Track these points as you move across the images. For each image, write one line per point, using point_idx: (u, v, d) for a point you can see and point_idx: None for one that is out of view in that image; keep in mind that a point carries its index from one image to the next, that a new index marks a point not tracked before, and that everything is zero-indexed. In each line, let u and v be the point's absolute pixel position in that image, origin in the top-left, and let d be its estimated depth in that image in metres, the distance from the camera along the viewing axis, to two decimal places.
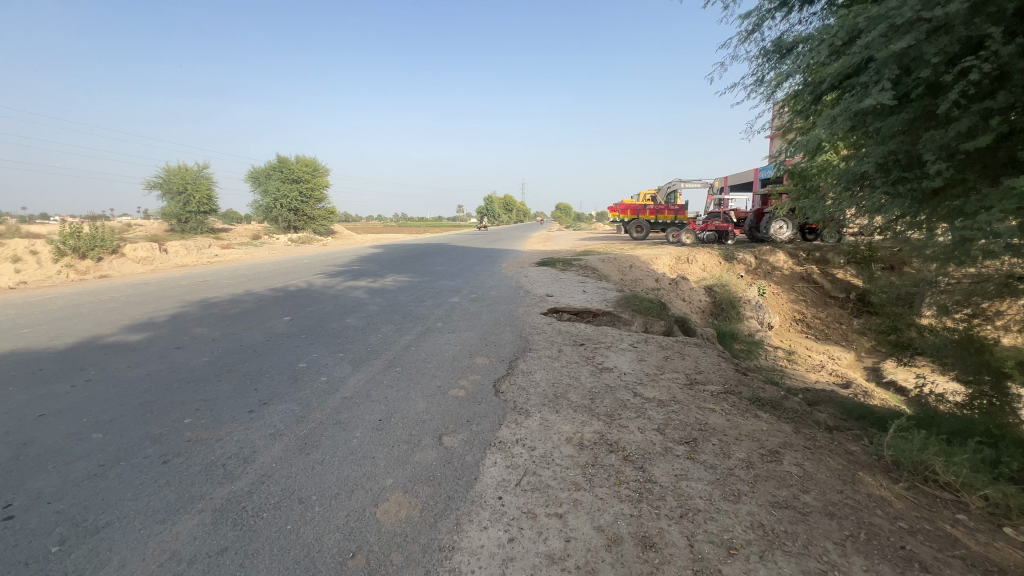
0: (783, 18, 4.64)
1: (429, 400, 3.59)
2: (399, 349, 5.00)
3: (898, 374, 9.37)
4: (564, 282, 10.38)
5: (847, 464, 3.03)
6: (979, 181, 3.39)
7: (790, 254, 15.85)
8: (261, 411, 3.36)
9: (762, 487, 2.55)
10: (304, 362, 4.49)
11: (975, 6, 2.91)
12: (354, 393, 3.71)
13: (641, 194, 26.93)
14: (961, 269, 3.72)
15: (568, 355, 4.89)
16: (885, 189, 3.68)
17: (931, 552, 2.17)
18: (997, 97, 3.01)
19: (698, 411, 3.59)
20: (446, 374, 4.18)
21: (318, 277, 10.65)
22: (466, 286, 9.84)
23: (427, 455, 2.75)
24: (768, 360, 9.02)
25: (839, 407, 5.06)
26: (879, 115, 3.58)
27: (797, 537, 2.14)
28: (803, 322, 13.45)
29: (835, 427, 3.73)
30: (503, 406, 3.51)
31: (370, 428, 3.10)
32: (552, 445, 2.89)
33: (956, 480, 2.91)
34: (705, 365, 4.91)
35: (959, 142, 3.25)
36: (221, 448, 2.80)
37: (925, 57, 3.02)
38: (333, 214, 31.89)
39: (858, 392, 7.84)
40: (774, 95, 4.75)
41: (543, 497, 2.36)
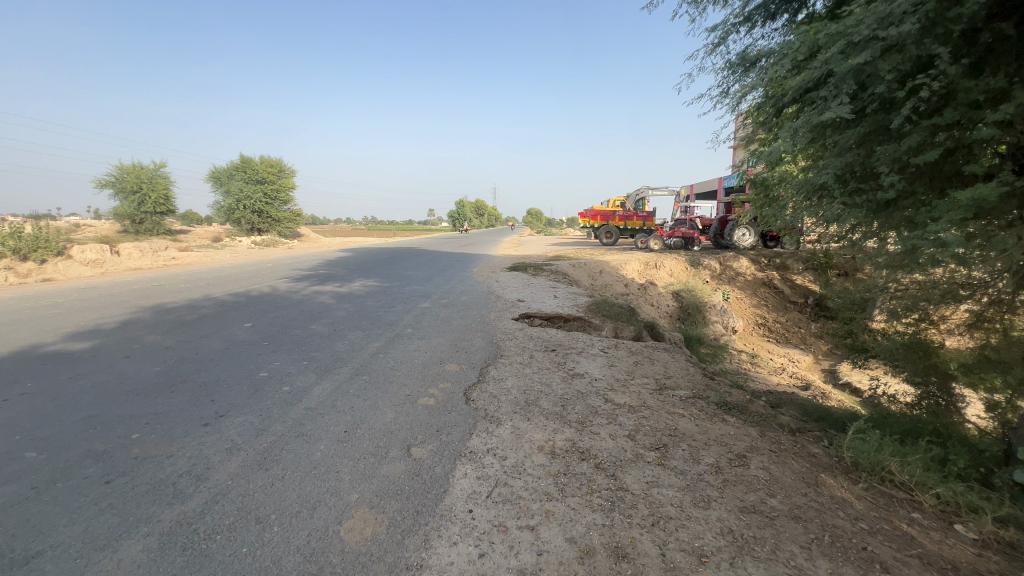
0: (747, 32, 4.77)
1: (397, 409, 3.49)
2: (366, 356, 4.85)
3: (854, 377, 9.78)
4: (536, 287, 10.37)
5: (811, 466, 3.12)
6: (927, 194, 3.57)
7: (752, 260, 16.38)
8: (217, 424, 3.18)
9: (732, 493, 2.58)
10: (266, 371, 4.30)
11: (925, 27, 3.04)
12: (318, 404, 3.56)
13: (611, 201, 27.40)
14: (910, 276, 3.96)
15: (539, 361, 4.86)
16: (843, 200, 3.84)
17: (890, 553, 2.23)
18: (944, 115, 3.17)
19: (667, 417, 3.63)
20: (416, 383, 4.07)
21: (282, 282, 10.29)
22: (436, 291, 9.70)
23: (394, 468, 2.66)
24: (733, 364, 9.26)
25: (800, 410, 5.23)
26: (838, 128, 3.70)
27: (765, 542, 2.16)
28: (765, 327, 13.91)
29: (797, 430, 3.84)
30: (474, 414, 3.44)
31: (335, 440, 2.98)
32: (523, 454, 2.85)
33: (909, 480, 3.06)
34: (673, 370, 4.98)
35: (910, 155, 3.40)
36: (172, 466, 2.62)
37: (880, 73, 3.13)
38: (299, 217, 31.04)
39: (816, 394, 8.15)
40: (739, 106, 4.88)
41: (514, 509, 2.31)
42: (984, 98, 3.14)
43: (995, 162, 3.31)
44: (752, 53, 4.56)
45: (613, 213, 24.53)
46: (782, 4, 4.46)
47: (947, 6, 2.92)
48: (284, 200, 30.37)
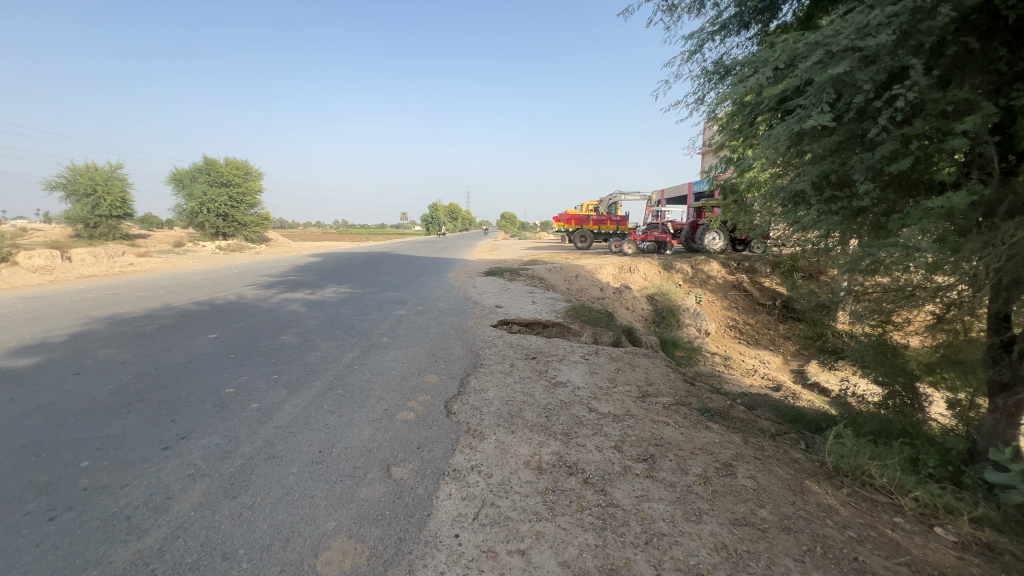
0: (723, 41, 4.82)
1: (375, 425, 3.32)
2: (340, 368, 4.64)
3: (821, 376, 10.08)
4: (513, 292, 10.28)
5: (795, 473, 3.12)
6: (897, 201, 3.66)
7: (723, 263, 16.75)
8: (179, 447, 2.95)
9: (722, 505, 2.53)
10: (233, 386, 4.05)
11: (898, 39, 3.11)
12: (289, 422, 3.36)
13: (585, 206, 27.63)
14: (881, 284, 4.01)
15: (520, 370, 4.76)
16: (820, 207, 3.86)
17: (881, 562, 2.23)
18: (916, 124, 3.23)
19: (652, 426, 3.58)
20: (394, 396, 3.91)
21: (249, 289, 9.87)
22: (411, 297, 9.49)
23: (374, 491, 2.51)
24: (707, 366, 9.39)
25: (775, 412, 5.31)
26: (814, 137, 3.73)
27: (760, 557, 2.12)
28: (736, 329, 14.25)
29: (777, 434, 3.87)
30: (456, 428, 3.32)
31: (308, 461, 2.81)
32: (510, 471, 2.74)
33: (889, 483, 3.10)
34: (654, 376, 4.96)
35: (884, 164, 3.45)
36: (127, 497, 2.40)
37: (858, 84, 3.16)
38: (266, 221, 30.13)
39: (787, 394, 8.35)
40: (714, 114, 4.90)
41: (502, 532, 2.20)
42: (951, 109, 3.25)
43: (960, 171, 3.43)
44: (727, 61, 4.59)
45: (587, 218, 24.74)
46: (755, 14, 4.52)
47: (920, 19, 3.00)
48: (250, 203, 29.40)
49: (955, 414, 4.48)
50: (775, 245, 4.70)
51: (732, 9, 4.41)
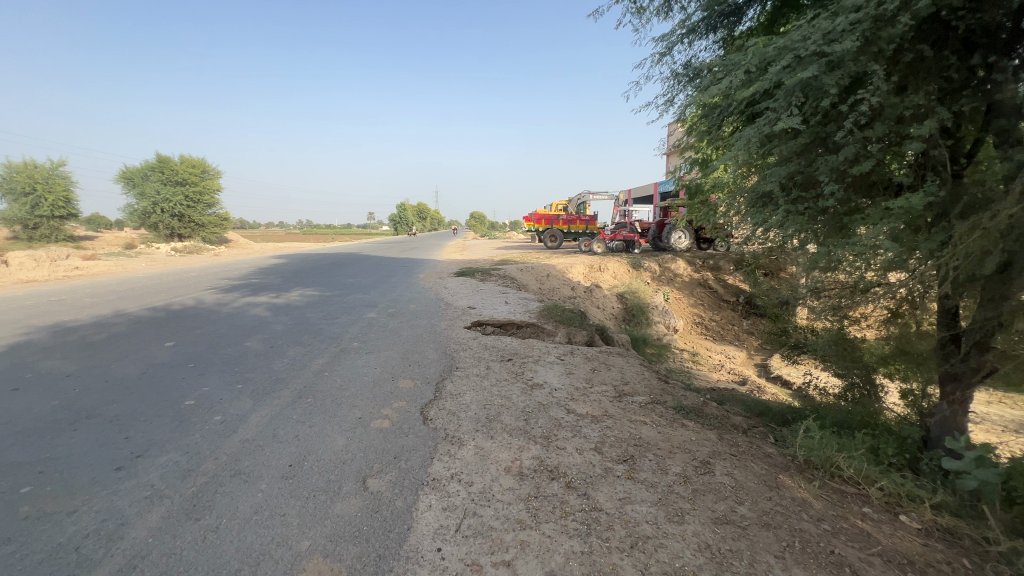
0: (692, 44, 4.90)
1: (348, 436, 3.19)
2: (309, 376, 4.45)
3: (784, 369, 10.47)
4: (486, 293, 10.21)
5: (769, 467, 3.19)
6: (858, 202, 3.78)
7: (689, 262, 17.17)
8: (133, 467, 2.74)
9: (702, 504, 2.55)
10: (193, 398, 3.81)
11: (861, 46, 3.22)
12: (256, 435, 3.19)
13: (554, 205, 27.79)
14: (836, 287, 4.13)
15: (496, 373, 4.70)
16: (787, 208, 3.94)
17: (855, 554, 2.29)
18: (877, 128, 3.35)
19: (630, 426, 3.59)
20: (367, 404, 3.77)
21: (209, 294, 9.42)
22: (382, 299, 9.28)
23: (350, 505, 2.40)
24: (676, 363, 9.59)
25: (744, 406, 5.46)
26: (781, 139, 3.82)
27: (742, 555, 2.14)
28: (702, 325, 14.64)
29: (749, 430, 3.96)
30: (433, 435, 3.23)
31: (278, 477, 2.66)
32: (490, 478, 2.68)
33: (857, 474, 3.21)
34: (630, 375, 4.99)
35: (847, 166, 3.56)
36: (75, 526, 2.20)
37: (824, 88, 3.26)
38: (226, 222, 28.92)
39: (753, 388, 8.62)
40: (683, 116, 4.96)
41: (486, 543, 2.14)
42: (909, 114, 3.39)
43: (916, 174, 3.58)
44: (696, 65, 4.66)
45: (556, 217, 24.88)
46: (721, 19, 4.62)
47: (881, 27, 3.12)
48: (208, 203, 28.13)
49: (908, 403, 4.69)
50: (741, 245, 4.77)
51: (701, 13, 4.48)
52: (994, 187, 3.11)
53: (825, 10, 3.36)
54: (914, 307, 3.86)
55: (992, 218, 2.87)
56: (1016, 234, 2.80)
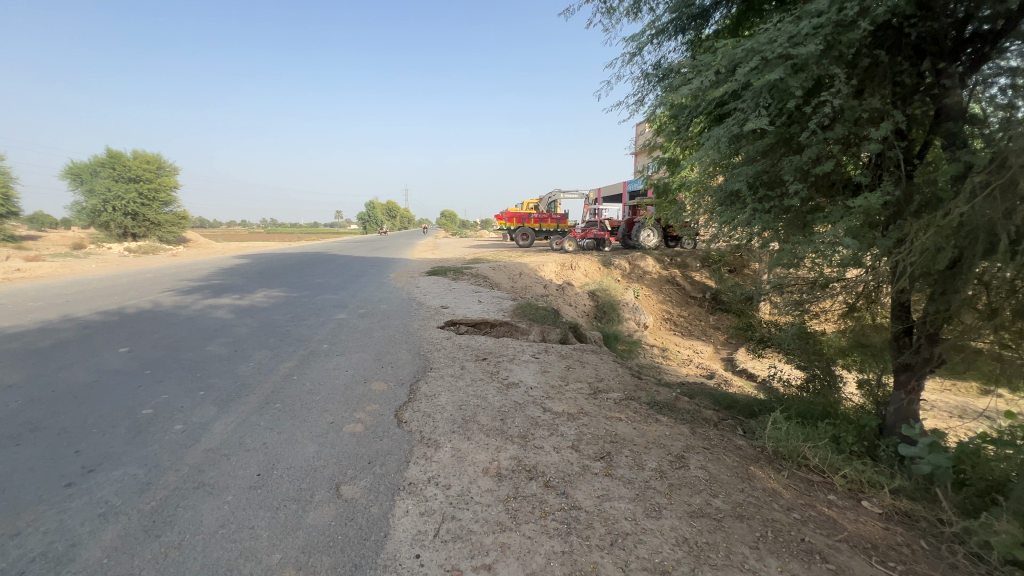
0: (661, 45, 4.97)
1: (320, 441, 3.09)
2: (277, 380, 4.30)
3: (749, 363, 10.83)
4: (459, 292, 10.13)
5: (740, 459, 3.27)
6: (819, 200, 3.91)
7: (657, 259, 17.52)
8: (85, 482, 2.57)
9: (679, 498, 2.59)
10: (151, 407, 3.61)
11: (823, 50, 3.34)
12: (221, 444, 3.05)
13: (525, 204, 27.84)
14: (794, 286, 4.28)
15: (471, 372, 4.66)
16: (754, 206, 4.03)
17: (824, 541, 2.37)
18: (838, 129, 3.48)
19: (606, 422, 3.62)
20: (339, 408, 3.66)
21: (166, 296, 8.97)
22: (351, 299, 9.05)
23: (323, 514, 2.32)
24: (647, 358, 9.77)
25: (713, 400, 5.60)
26: (748, 139, 3.91)
27: (718, 547, 2.18)
28: (671, 321, 14.97)
29: (720, 423, 4.06)
30: (408, 438, 3.16)
31: (246, 487, 2.55)
32: (468, 480, 2.64)
33: (822, 463, 3.33)
34: (604, 372, 5.04)
35: (811, 166, 3.68)
36: (20, 549, 2.04)
37: (790, 89, 3.36)
38: (184, 220, 27.70)
39: (720, 382, 8.88)
40: (653, 115, 5.03)
41: (466, 547, 2.10)
42: (867, 116, 3.53)
43: (874, 173, 3.73)
44: (666, 65, 4.74)
45: (528, 216, 24.96)
46: (690, 21, 4.70)
47: (842, 32, 3.25)
48: (165, 201, 26.87)
49: (865, 392, 4.92)
50: (708, 244, 4.86)
51: (670, 14, 4.55)
52: (945, 187, 3.27)
53: (790, 15, 3.47)
54: (871, 301, 4.05)
55: (945, 217, 3.02)
56: (966, 231, 2.95)
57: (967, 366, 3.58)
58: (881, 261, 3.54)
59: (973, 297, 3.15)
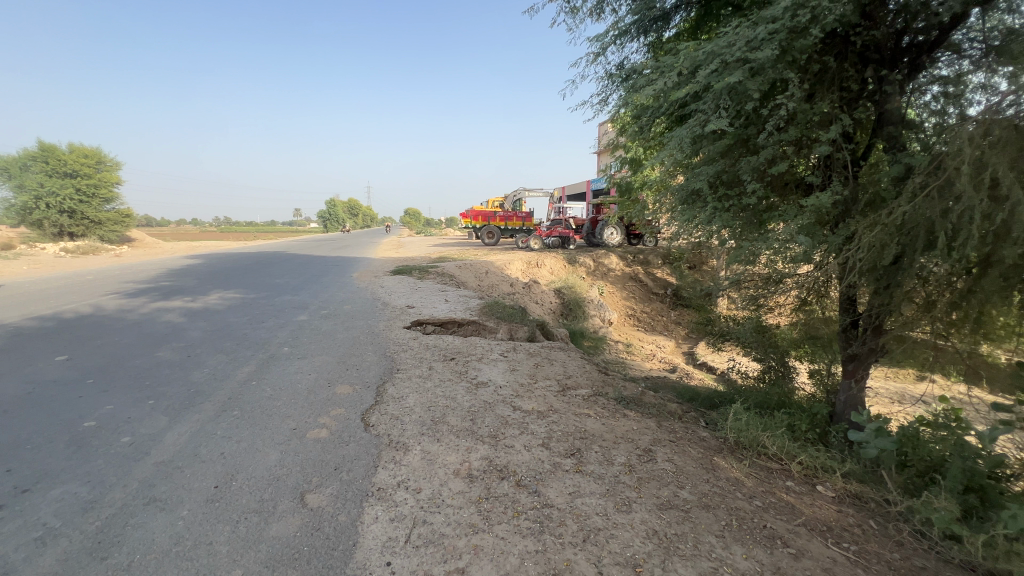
0: (625, 46, 5.05)
1: (282, 449, 2.97)
2: (234, 386, 4.10)
3: (708, 356, 11.22)
4: (425, 291, 9.98)
5: (704, 451, 3.38)
6: (774, 200, 4.08)
7: (621, 256, 17.87)
8: (19, 504, 2.36)
9: (647, 491, 2.64)
10: (94, 419, 3.36)
11: (778, 55, 3.48)
12: (174, 455, 2.88)
13: (491, 202, 27.77)
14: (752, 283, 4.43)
15: (439, 373, 4.60)
16: (714, 205, 4.14)
17: (784, 526, 2.48)
18: (792, 132, 3.63)
19: (575, 419, 3.65)
20: (302, 413, 3.53)
21: (110, 299, 8.40)
22: (313, 300, 8.76)
23: (288, 524, 2.23)
24: (612, 354, 9.96)
25: (677, 393, 5.76)
26: (709, 140, 4.02)
27: (687, 538, 2.24)
28: (634, 317, 15.31)
29: (684, 416, 4.18)
30: (376, 442, 3.09)
31: (202, 501, 2.41)
32: (439, 483, 2.60)
33: (780, 451, 3.48)
34: (572, 369, 5.09)
35: (766, 167, 3.83)
36: None
37: (748, 92, 3.49)
38: (128, 219, 26.08)
39: (682, 375, 9.17)
40: (617, 114, 5.10)
41: (438, 551, 2.07)
42: (818, 120, 3.71)
43: (824, 174, 3.92)
44: (629, 65, 4.82)
45: (493, 214, 24.91)
46: (652, 23, 4.80)
47: (795, 38, 3.40)
48: (106, 198, 25.18)
49: (816, 382, 5.18)
50: (670, 242, 4.97)
51: (633, 16, 4.63)
52: (888, 187, 3.48)
53: (747, 20, 3.59)
54: (821, 296, 4.26)
55: (888, 215, 3.21)
56: (908, 229, 3.14)
57: (905, 354, 3.84)
58: (831, 257, 3.71)
59: (913, 290, 3.36)
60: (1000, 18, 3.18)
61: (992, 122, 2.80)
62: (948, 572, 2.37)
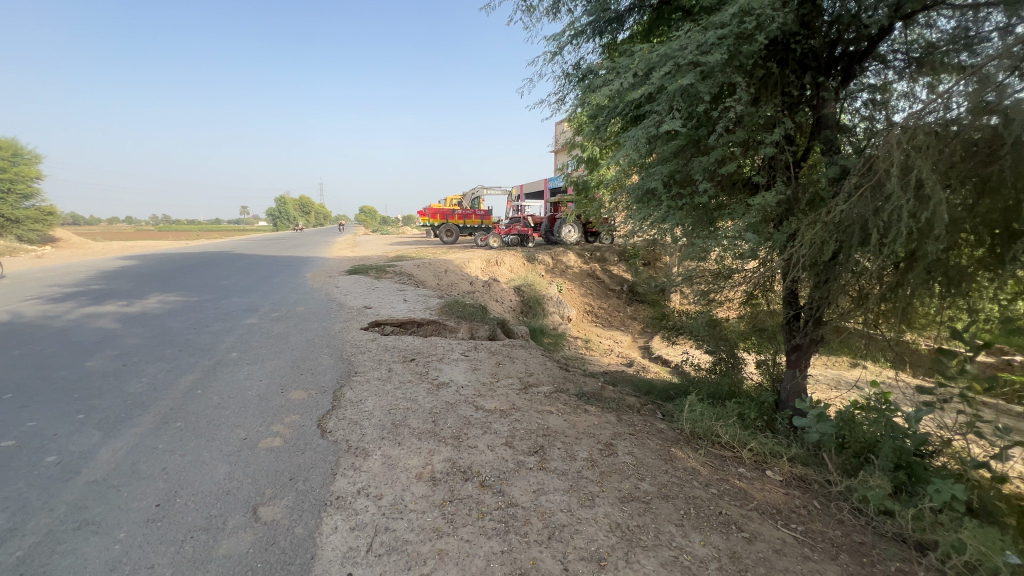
0: (580, 46, 5.11)
1: (232, 461, 2.81)
2: (176, 396, 3.84)
3: (663, 349, 11.59)
4: (382, 291, 9.75)
5: (662, 442, 3.48)
6: (724, 199, 4.23)
7: (578, 254, 18.16)
8: None
9: (609, 485, 2.68)
10: (14, 438, 3.06)
11: (726, 59, 3.63)
12: (109, 474, 2.66)
13: (449, 200, 27.48)
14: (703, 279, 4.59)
15: (399, 374, 4.49)
16: (669, 204, 4.24)
17: (738, 511, 2.59)
18: (739, 134, 3.79)
19: (538, 416, 3.67)
20: (253, 422, 3.36)
21: (30, 305, 7.68)
22: (263, 302, 8.36)
23: (239, 540, 2.11)
24: (571, 350, 10.10)
25: (634, 386, 5.91)
26: (663, 140, 4.13)
27: (648, 529, 2.30)
28: (592, 313, 15.60)
29: (643, 409, 4.29)
30: (334, 449, 2.98)
31: (142, 521, 2.24)
32: (402, 488, 2.54)
33: (732, 440, 3.64)
34: (533, 366, 5.11)
35: (717, 167, 3.97)
36: None
37: (700, 95, 3.61)
38: (53, 218, 23.90)
39: (639, 369, 9.44)
40: (574, 113, 5.16)
41: (402, 558, 2.02)
42: (762, 123, 3.88)
43: (768, 174, 4.10)
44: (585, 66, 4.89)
45: (451, 212, 24.66)
46: (606, 25, 4.88)
47: (741, 44, 3.55)
48: (25, 195, 23.03)
49: (763, 371, 5.46)
50: (626, 240, 5.06)
51: (588, 17, 4.69)
52: (826, 188, 3.70)
53: (697, 25, 3.71)
54: (766, 291, 4.48)
55: (827, 214, 3.41)
56: (845, 226, 3.34)
57: (841, 344, 4.11)
58: (776, 254, 3.90)
59: (849, 284, 3.59)
60: (919, 32, 3.59)
61: (916, 128, 3.03)
62: (883, 545, 2.56)
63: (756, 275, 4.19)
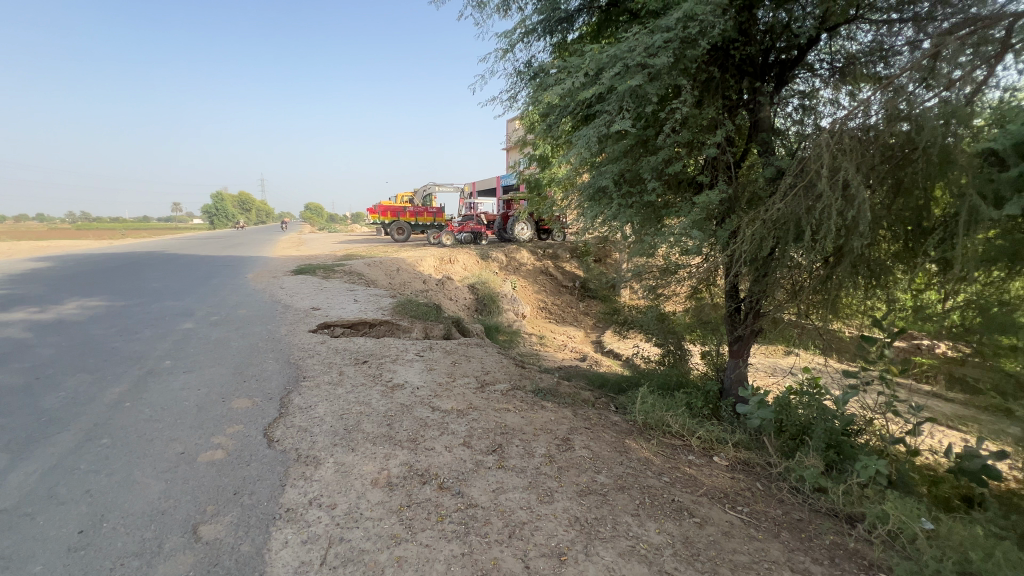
0: (531, 44, 5.12)
1: (167, 478, 2.60)
2: (101, 410, 3.52)
3: (615, 344, 11.91)
4: (331, 291, 9.39)
5: (617, 435, 3.56)
6: (670, 197, 4.38)
7: (532, 251, 18.30)
8: None
9: (567, 480, 2.72)
10: None
11: (672, 63, 3.76)
12: (21, 501, 2.39)
13: (399, 197, 26.87)
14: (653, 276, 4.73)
15: (351, 378, 4.34)
16: (619, 202, 4.34)
17: (689, 497, 2.70)
18: (684, 134, 3.94)
19: (495, 415, 3.65)
20: (191, 434, 3.13)
21: None
22: (199, 306, 7.82)
23: (177, 564, 1.96)
24: (526, 347, 10.16)
25: (588, 381, 6.03)
26: (613, 139, 4.21)
27: (606, 521, 2.34)
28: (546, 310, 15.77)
29: (598, 403, 4.37)
30: (282, 458, 2.84)
31: (64, 551, 2.04)
32: (357, 495, 2.45)
33: (682, 429, 3.79)
34: (489, 364, 5.09)
35: (664, 166, 4.10)
36: None
37: (648, 96, 3.72)
38: None
39: (592, 363, 9.64)
40: (526, 111, 5.17)
41: (358, 569, 1.95)
42: (705, 124, 4.05)
43: (711, 174, 4.28)
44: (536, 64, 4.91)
45: (402, 209, 24.13)
46: (557, 24, 4.92)
47: (686, 48, 3.68)
48: None
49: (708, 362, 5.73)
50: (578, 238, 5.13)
51: (539, 15, 4.72)
52: (763, 187, 3.90)
53: (644, 28, 3.82)
54: (710, 286, 4.69)
55: (765, 212, 3.60)
56: (781, 223, 3.54)
57: (778, 334, 4.38)
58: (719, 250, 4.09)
59: (784, 278, 3.82)
60: (841, 44, 3.89)
61: (841, 133, 3.27)
62: (818, 520, 2.75)
63: (701, 271, 4.38)
